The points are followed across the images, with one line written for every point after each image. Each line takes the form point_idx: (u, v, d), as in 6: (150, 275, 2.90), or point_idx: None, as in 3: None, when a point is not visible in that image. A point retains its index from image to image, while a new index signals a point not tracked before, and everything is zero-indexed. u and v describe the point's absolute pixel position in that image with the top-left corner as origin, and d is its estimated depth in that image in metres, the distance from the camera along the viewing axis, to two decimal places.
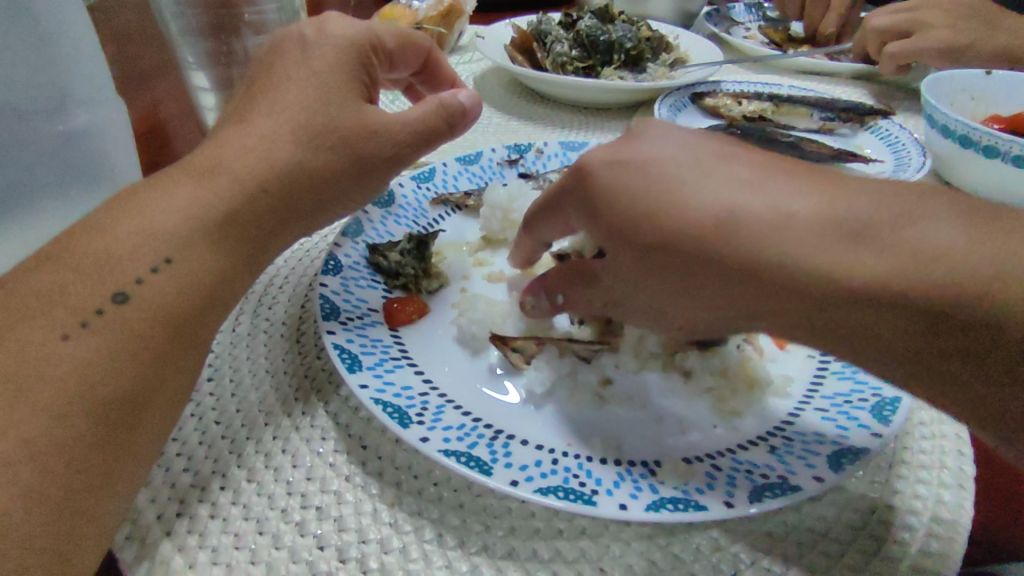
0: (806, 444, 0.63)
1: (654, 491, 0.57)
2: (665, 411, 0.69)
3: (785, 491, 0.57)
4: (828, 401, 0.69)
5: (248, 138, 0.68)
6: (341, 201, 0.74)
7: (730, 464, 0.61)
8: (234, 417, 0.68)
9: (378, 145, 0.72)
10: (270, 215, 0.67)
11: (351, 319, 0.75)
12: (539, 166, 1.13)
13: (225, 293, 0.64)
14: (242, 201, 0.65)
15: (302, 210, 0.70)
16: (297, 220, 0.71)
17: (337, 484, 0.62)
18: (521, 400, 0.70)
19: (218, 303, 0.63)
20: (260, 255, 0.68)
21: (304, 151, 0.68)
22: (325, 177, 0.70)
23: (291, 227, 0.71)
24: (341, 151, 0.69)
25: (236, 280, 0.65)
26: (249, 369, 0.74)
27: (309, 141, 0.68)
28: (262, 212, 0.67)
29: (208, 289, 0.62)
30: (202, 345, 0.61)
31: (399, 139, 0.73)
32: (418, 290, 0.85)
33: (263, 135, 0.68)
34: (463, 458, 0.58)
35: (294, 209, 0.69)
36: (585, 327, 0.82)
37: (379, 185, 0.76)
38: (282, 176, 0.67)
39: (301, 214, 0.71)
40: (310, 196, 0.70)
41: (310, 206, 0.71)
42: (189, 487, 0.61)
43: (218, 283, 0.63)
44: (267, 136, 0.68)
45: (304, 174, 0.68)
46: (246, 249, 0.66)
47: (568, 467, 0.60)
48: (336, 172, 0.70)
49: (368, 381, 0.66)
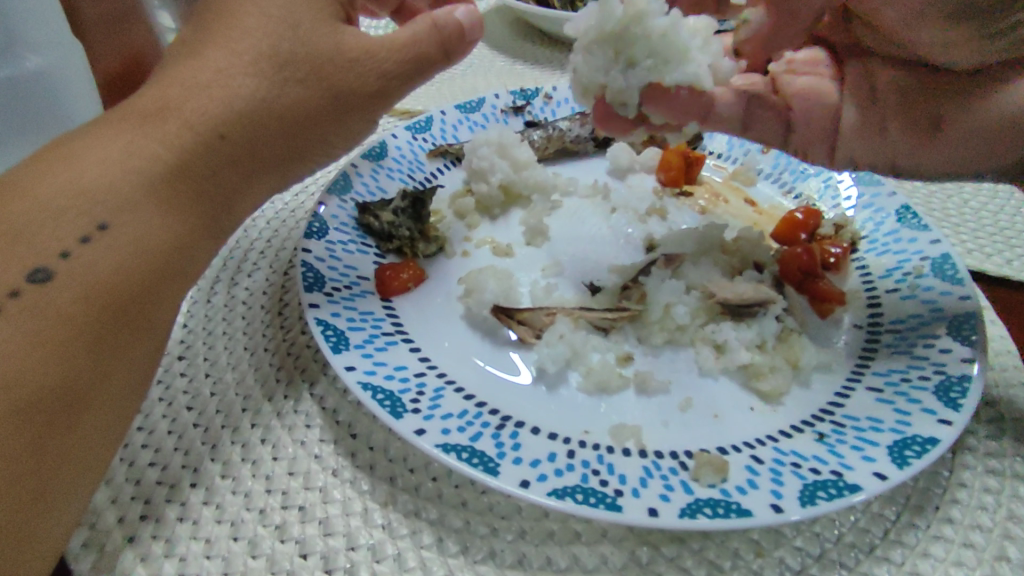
0: (861, 432, 0.54)
1: (688, 490, 0.49)
2: (693, 390, 0.61)
3: (841, 491, 0.48)
4: (882, 379, 0.61)
5: (199, 72, 0.56)
6: (318, 148, 0.63)
7: (773, 456, 0.53)
8: (208, 403, 0.61)
9: (360, 78, 0.59)
10: (233, 166, 0.58)
11: (337, 290, 0.67)
12: (547, 113, 1.01)
13: (181, 263, 0.55)
14: (199, 149, 0.55)
15: (273, 161, 0.61)
16: (269, 171, 0.61)
17: (324, 480, 0.55)
18: (532, 380, 0.62)
19: (170, 275, 0.54)
20: (225, 215, 0.60)
21: (268, 84, 0.56)
22: (300, 122, 0.59)
23: (260, 179, 0.61)
24: (314, 84, 0.58)
25: (194, 247, 0.56)
26: (225, 346, 0.67)
27: (273, 72, 0.56)
28: (224, 164, 0.57)
29: (160, 253, 0.53)
30: (157, 325, 0.53)
31: (386, 69, 0.60)
32: (413, 254, 0.76)
33: (216, 65, 0.56)
34: (465, 453, 0.50)
35: (264, 161, 0.60)
36: (601, 295, 0.72)
37: (370, 126, 0.65)
38: (245, 120, 0.56)
39: (273, 164, 0.61)
40: (282, 144, 0.60)
41: (285, 155, 0.61)
42: (155, 485, 0.54)
43: (177, 247, 0.54)
44: (221, 70, 0.56)
45: (272, 115, 0.57)
46: (208, 207, 0.57)
47: (586, 462, 0.52)
48: (311, 110, 0.59)
49: (357, 362, 0.58)
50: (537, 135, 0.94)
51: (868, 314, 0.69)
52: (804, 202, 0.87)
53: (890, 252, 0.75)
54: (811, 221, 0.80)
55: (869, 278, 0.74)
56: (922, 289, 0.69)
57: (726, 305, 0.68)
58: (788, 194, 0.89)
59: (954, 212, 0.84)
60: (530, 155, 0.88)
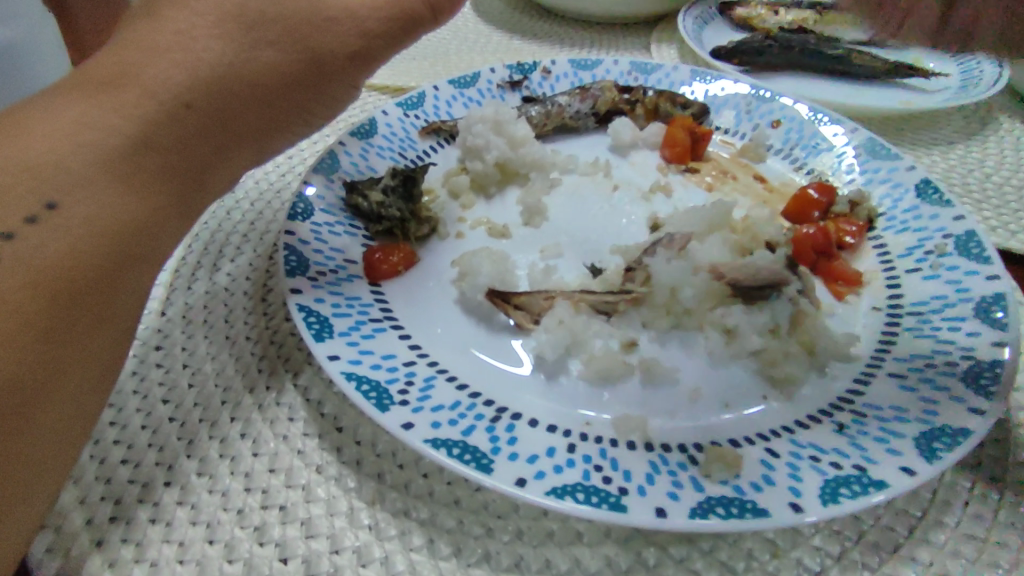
0: (884, 422, 0.50)
1: (698, 487, 0.45)
2: (703, 378, 0.57)
3: (865, 488, 0.44)
4: (905, 365, 0.56)
5: (158, 35, 0.52)
6: (296, 117, 0.60)
7: (790, 449, 0.49)
8: (186, 395, 0.58)
9: (338, 38, 0.57)
10: (204, 135, 0.54)
11: (322, 274, 0.62)
12: (546, 88, 0.97)
13: (145, 246, 0.50)
14: (164, 119, 0.51)
15: (249, 133, 0.57)
16: (245, 145, 0.58)
17: (307, 478, 0.52)
18: (529, 368, 0.58)
19: (133, 256, 0.49)
20: (199, 195, 0.55)
21: (237, 48, 0.54)
22: (276, 89, 0.56)
23: (236, 152, 0.57)
24: (288, 46, 0.56)
25: (162, 227, 0.52)
26: (205, 335, 0.63)
27: (242, 35, 0.54)
28: (193, 134, 0.53)
29: (121, 232, 0.48)
30: (126, 306, 0.49)
31: (366, 28, 0.58)
32: (404, 236, 0.71)
33: (178, 28, 0.53)
34: (456, 449, 0.46)
35: (239, 133, 0.56)
36: (601, 279, 0.67)
37: (353, 94, 0.63)
38: (215, 86, 0.53)
39: (248, 136, 0.57)
40: (257, 113, 0.57)
41: (262, 126, 0.58)
42: (126, 484, 0.51)
43: (142, 228, 0.50)
44: (184, 30, 0.53)
45: (244, 81, 0.54)
46: (176, 184, 0.53)
47: (588, 456, 0.48)
48: (287, 74, 0.57)
49: (341, 351, 0.54)
50: (536, 111, 0.89)
51: (887, 295, 0.65)
52: (816, 178, 0.83)
53: (910, 229, 0.71)
54: (825, 198, 0.76)
55: (887, 257, 0.69)
56: (946, 268, 0.65)
57: (737, 287, 0.64)
58: (800, 170, 0.84)
59: (977, 190, 0.80)
60: (527, 132, 0.84)
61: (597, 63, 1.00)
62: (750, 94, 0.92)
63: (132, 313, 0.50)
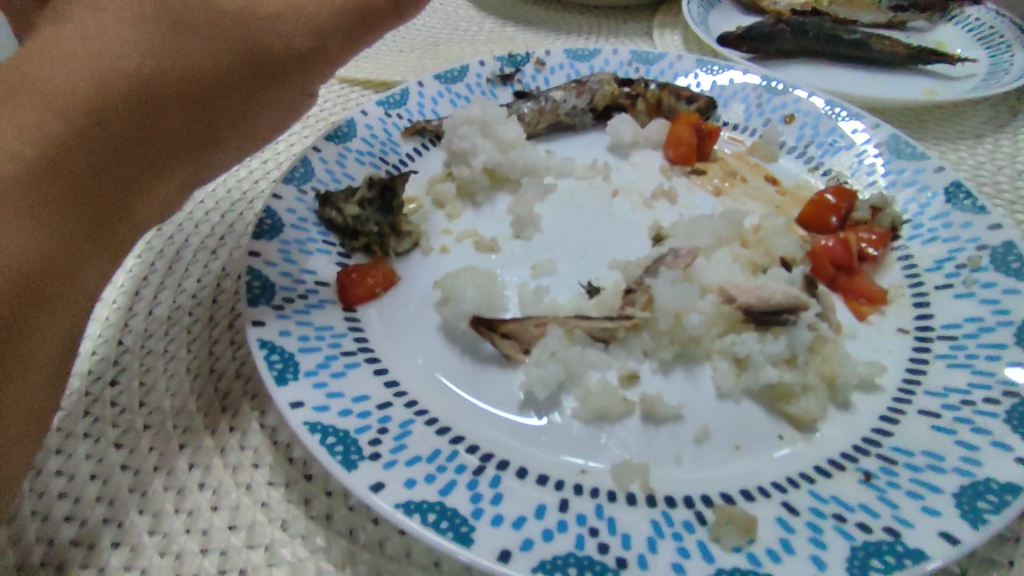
0: (917, 473, 0.45)
1: (707, 557, 0.40)
2: (711, 414, 0.52)
3: (901, 560, 0.38)
4: (937, 400, 0.51)
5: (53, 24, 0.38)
6: (229, 132, 0.43)
7: (810, 504, 0.44)
8: (140, 438, 0.52)
9: (283, 33, 0.44)
10: (106, 159, 0.38)
11: (290, 301, 0.56)
12: (540, 82, 0.90)
13: (42, 319, 0.36)
14: (46, 131, 0.36)
15: (168, 144, 0.40)
16: (173, 161, 0.41)
17: (270, 537, 0.46)
18: (518, 406, 0.52)
19: (46, 304, 0.36)
20: (120, 225, 0.39)
21: (153, 36, 0.39)
22: (221, 89, 0.41)
23: (158, 170, 0.40)
24: (217, 36, 0.40)
25: (84, 263, 0.37)
26: (164, 366, 0.57)
27: (161, 25, 0.39)
28: (79, 154, 0.37)
29: (23, 275, 0.35)
30: (34, 377, 0.37)
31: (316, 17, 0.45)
32: (384, 253, 0.66)
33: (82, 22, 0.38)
34: (432, 516, 0.41)
35: (163, 143, 0.40)
36: (597, 300, 0.61)
37: (305, 102, 0.46)
38: (115, 86, 0.37)
39: (168, 150, 0.40)
40: (187, 121, 0.41)
41: (189, 136, 0.41)
42: (70, 546, 0.46)
43: (62, 268, 0.36)
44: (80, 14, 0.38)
45: (175, 79, 0.39)
46: (61, 216, 0.36)
47: (582, 516, 0.43)
48: (223, 79, 0.41)
49: (307, 396, 0.48)
50: (528, 108, 0.83)
51: (914, 316, 0.59)
52: (833, 180, 0.76)
53: (938, 240, 0.65)
54: (844, 204, 0.69)
55: (913, 270, 0.63)
56: (981, 286, 0.59)
57: (749, 313, 0.57)
58: (815, 170, 0.77)
59: (1009, 192, 0.73)
60: (518, 133, 0.77)
61: (595, 53, 0.93)
62: (762, 86, 0.85)
63: (48, 385, 0.38)
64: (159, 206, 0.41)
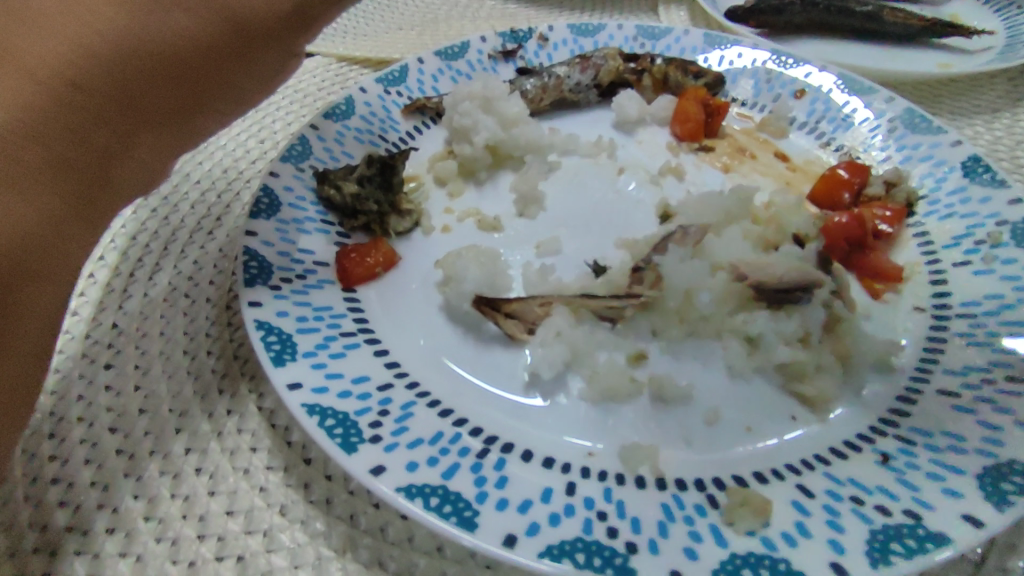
0: (936, 454, 0.43)
1: (720, 541, 0.38)
2: (722, 395, 0.50)
3: (923, 544, 0.37)
4: (957, 380, 0.49)
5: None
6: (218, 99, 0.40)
7: (826, 487, 0.42)
8: (136, 422, 0.51)
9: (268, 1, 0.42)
10: (85, 127, 0.34)
11: (287, 281, 0.55)
12: (543, 58, 0.88)
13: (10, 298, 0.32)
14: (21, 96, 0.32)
15: (155, 112, 0.37)
16: (160, 130, 0.37)
17: (269, 522, 0.45)
18: (523, 387, 0.51)
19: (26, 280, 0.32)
20: (102, 197, 0.35)
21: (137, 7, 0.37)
22: (207, 58, 0.39)
23: (146, 138, 0.37)
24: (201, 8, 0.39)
25: (64, 236, 0.33)
26: (160, 349, 0.55)
27: None
28: (55, 122, 0.33)
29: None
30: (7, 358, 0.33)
31: None
32: (384, 232, 0.64)
33: None
34: (435, 500, 0.39)
35: (148, 111, 0.37)
36: (604, 279, 0.59)
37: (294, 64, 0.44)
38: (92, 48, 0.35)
39: (157, 118, 0.37)
40: (172, 90, 0.38)
41: (177, 104, 0.38)
42: (64, 531, 0.44)
43: (36, 240, 0.32)
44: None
45: (159, 47, 0.37)
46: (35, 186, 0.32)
47: (590, 500, 0.41)
48: (206, 46, 0.39)
49: (305, 377, 0.47)
50: (531, 84, 0.80)
51: (931, 293, 0.57)
52: (845, 156, 0.74)
53: (955, 216, 0.63)
54: (855, 179, 0.67)
55: (930, 247, 0.61)
56: (1001, 262, 0.57)
57: (762, 291, 0.55)
58: (827, 146, 0.75)
59: None
60: (521, 109, 0.75)
61: (599, 28, 0.90)
62: (772, 60, 0.82)
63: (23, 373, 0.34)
64: (145, 176, 0.37)
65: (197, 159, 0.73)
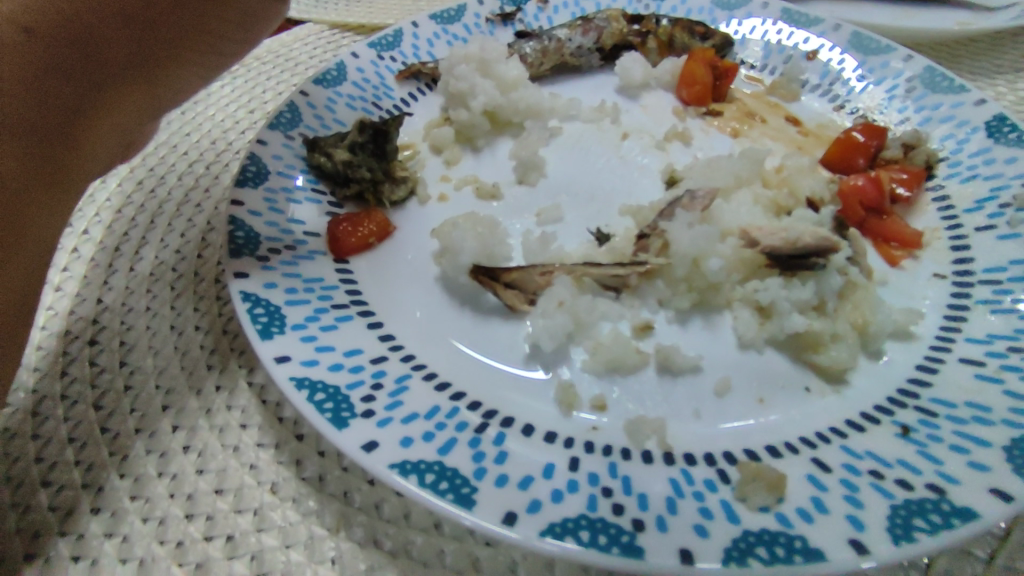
0: (959, 425, 0.41)
1: (732, 518, 0.36)
2: (733, 367, 0.48)
3: (949, 520, 0.35)
4: (980, 349, 0.47)
5: None
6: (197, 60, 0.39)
7: (843, 461, 0.40)
8: (121, 399, 0.49)
9: None
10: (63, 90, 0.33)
11: (275, 252, 0.52)
12: (543, 22, 0.84)
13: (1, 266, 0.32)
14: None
15: (130, 74, 0.35)
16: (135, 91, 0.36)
17: (259, 500, 0.43)
18: (524, 360, 0.48)
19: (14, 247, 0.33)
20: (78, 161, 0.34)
21: None
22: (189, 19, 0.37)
23: (121, 103, 0.35)
24: None
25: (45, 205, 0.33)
26: (146, 324, 0.53)
27: None
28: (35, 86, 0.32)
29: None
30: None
31: None
32: (378, 202, 0.61)
33: None
34: (430, 477, 0.37)
35: (123, 72, 0.35)
36: (608, 248, 0.57)
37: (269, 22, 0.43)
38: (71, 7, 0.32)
39: (132, 81, 0.36)
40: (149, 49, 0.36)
41: (149, 63, 0.36)
42: (47, 512, 0.43)
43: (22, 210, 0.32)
44: None
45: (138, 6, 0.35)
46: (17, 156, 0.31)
47: (595, 476, 0.39)
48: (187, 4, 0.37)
49: (294, 350, 0.44)
50: (530, 47, 0.77)
51: (952, 259, 0.54)
52: (860, 118, 0.70)
53: (978, 178, 0.59)
54: (872, 142, 0.63)
55: (951, 212, 0.58)
56: None
57: (775, 257, 0.53)
58: (841, 109, 0.72)
59: None
60: (519, 73, 0.72)
61: None
62: (783, 20, 0.79)
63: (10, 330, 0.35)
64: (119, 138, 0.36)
65: (184, 129, 0.70)
